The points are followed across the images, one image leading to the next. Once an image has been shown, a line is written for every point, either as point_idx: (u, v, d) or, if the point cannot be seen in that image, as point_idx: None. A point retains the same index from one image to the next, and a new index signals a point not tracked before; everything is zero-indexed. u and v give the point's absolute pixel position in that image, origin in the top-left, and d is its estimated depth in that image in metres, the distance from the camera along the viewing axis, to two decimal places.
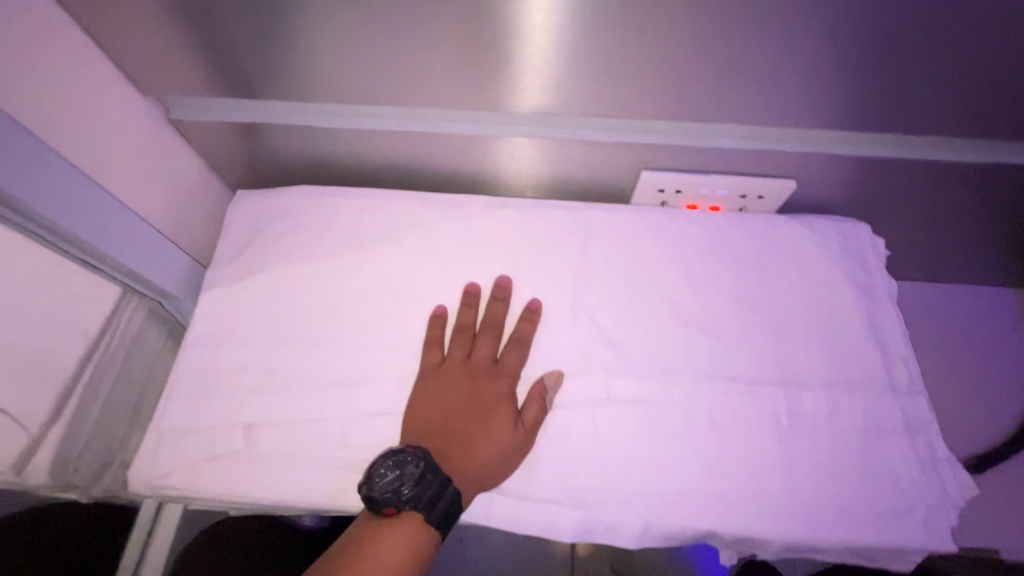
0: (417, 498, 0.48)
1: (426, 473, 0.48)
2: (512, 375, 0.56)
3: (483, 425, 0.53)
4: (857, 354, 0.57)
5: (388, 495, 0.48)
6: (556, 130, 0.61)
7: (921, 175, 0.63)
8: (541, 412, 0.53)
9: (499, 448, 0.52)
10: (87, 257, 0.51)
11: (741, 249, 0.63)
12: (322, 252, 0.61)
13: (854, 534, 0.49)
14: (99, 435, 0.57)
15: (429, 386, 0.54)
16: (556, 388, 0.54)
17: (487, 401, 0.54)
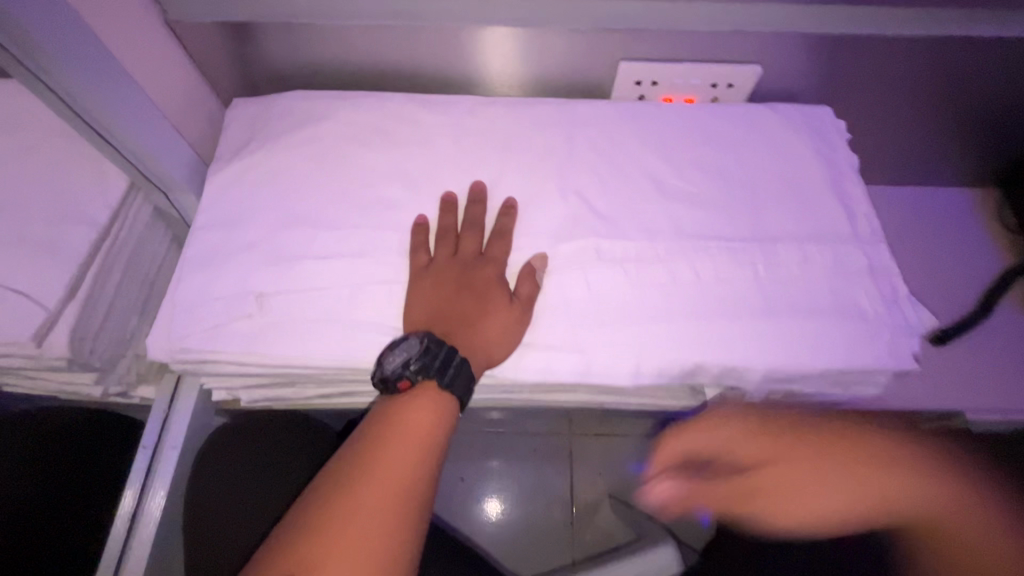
0: (433, 366, 0.50)
1: (432, 345, 0.51)
2: (500, 262, 0.57)
3: (479, 311, 0.55)
4: (824, 210, 0.61)
5: (402, 371, 0.50)
6: (537, 17, 0.64)
7: (878, 49, 0.67)
8: (534, 288, 0.55)
9: (500, 326, 0.54)
10: (102, 133, 0.53)
11: (719, 132, 0.66)
12: (316, 145, 0.63)
13: (829, 357, 0.54)
14: (112, 321, 0.58)
15: (422, 283, 0.55)
16: (544, 268, 0.56)
17: (481, 288, 0.55)
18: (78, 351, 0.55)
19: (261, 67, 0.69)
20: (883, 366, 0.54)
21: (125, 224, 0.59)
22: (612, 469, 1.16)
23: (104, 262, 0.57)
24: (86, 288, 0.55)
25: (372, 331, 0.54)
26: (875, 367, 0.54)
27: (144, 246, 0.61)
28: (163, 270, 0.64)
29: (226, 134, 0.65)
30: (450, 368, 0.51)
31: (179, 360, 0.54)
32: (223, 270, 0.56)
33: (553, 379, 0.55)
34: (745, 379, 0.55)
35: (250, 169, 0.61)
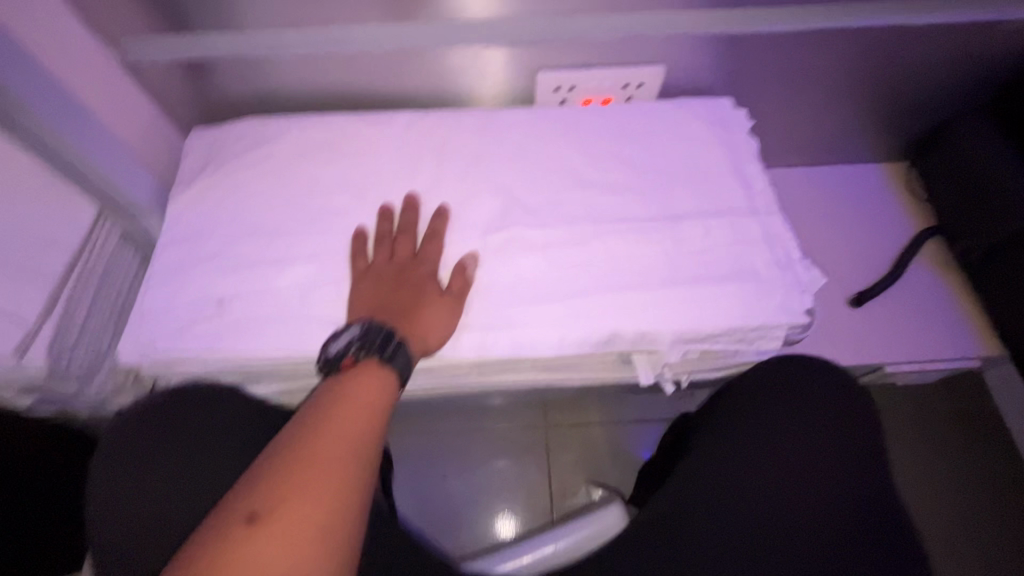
0: (373, 343, 0.56)
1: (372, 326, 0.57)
2: (432, 262, 0.63)
3: (414, 305, 0.60)
4: (723, 190, 0.69)
5: (344, 349, 0.56)
6: (460, 38, 0.71)
7: (770, 44, 0.75)
8: (464, 283, 0.62)
9: (436, 318, 0.60)
10: (68, 163, 0.60)
11: (629, 129, 0.73)
12: (266, 164, 0.70)
13: (729, 318, 0.61)
14: (87, 333, 0.66)
15: (363, 283, 0.61)
16: (475, 265, 0.63)
17: (416, 285, 0.61)
18: (56, 361, 0.62)
19: (217, 97, 0.76)
20: (780, 322, 0.62)
21: (96, 248, 0.66)
22: (585, 455, 1.22)
23: (76, 281, 0.64)
24: (62, 304, 0.62)
25: (322, 323, 0.61)
26: (772, 321, 0.61)
27: (114, 267, 0.69)
28: (134, 287, 0.71)
29: (186, 159, 0.72)
30: (391, 344, 0.56)
31: (149, 362, 0.60)
32: (187, 280, 0.62)
33: (488, 356, 0.61)
34: (657, 343, 0.62)
35: (207, 189, 0.68)
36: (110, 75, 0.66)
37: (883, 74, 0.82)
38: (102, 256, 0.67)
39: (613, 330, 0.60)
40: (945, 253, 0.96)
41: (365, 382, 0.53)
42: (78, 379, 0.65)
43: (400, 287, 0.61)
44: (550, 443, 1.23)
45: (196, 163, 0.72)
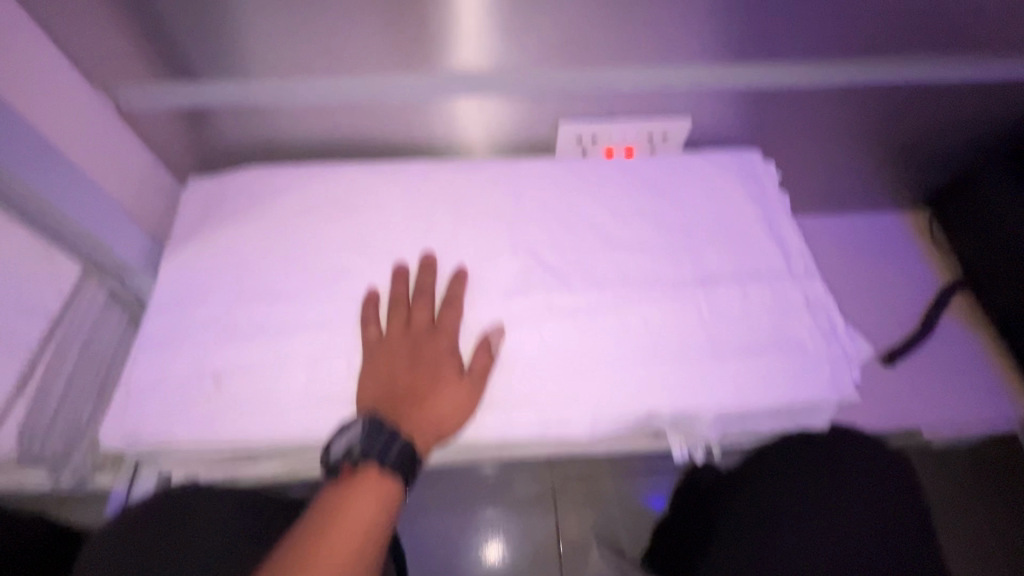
0: (373, 450, 0.51)
1: (373, 428, 0.52)
2: (451, 332, 0.58)
3: (431, 383, 0.55)
4: (760, 251, 0.65)
5: (344, 456, 0.51)
6: (475, 89, 0.68)
7: (795, 97, 0.73)
8: (488, 361, 0.56)
9: (454, 402, 0.54)
10: (38, 218, 0.55)
11: (657, 184, 0.70)
12: (270, 219, 0.65)
13: (773, 394, 0.56)
14: (64, 411, 0.59)
15: (375, 357, 0.56)
16: (501, 339, 0.58)
17: (433, 360, 0.56)
18: (27, 443, 0.57)
19: (219, 147, 0.71)
20: (827, 399, 0.57)
21: (74, 314, 0.60)
22: (599, 512, 1.13)
23: (53, 349, 0.60)
24: (36, 377, 0.58)
25: (328, 402, 0.55)
26: (819, 398, 0.57)
27: (95, 332, 0.62)
28: (118, 353, 0.64)
29: (182, 212, 0.67)
30: (392, 449, 0.51)
31: (133, 446, 0.54)
32: (180, 350, 0.57)
33: (512, 438, 0.55)
34: (696, 421, 0.57)
35: (203, 247, 0.63)
36: (103, 124, 0.62)
37: (907, 128, 0.80)
38: (83, 319, 0.61)
39: (649, 409, 0.56)
40: (974, 306, 0.92)
41: (365, 496, 0.50)
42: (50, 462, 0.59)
43: (415, 363, 0.56)
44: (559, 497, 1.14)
45: (193, 216, 0.66)
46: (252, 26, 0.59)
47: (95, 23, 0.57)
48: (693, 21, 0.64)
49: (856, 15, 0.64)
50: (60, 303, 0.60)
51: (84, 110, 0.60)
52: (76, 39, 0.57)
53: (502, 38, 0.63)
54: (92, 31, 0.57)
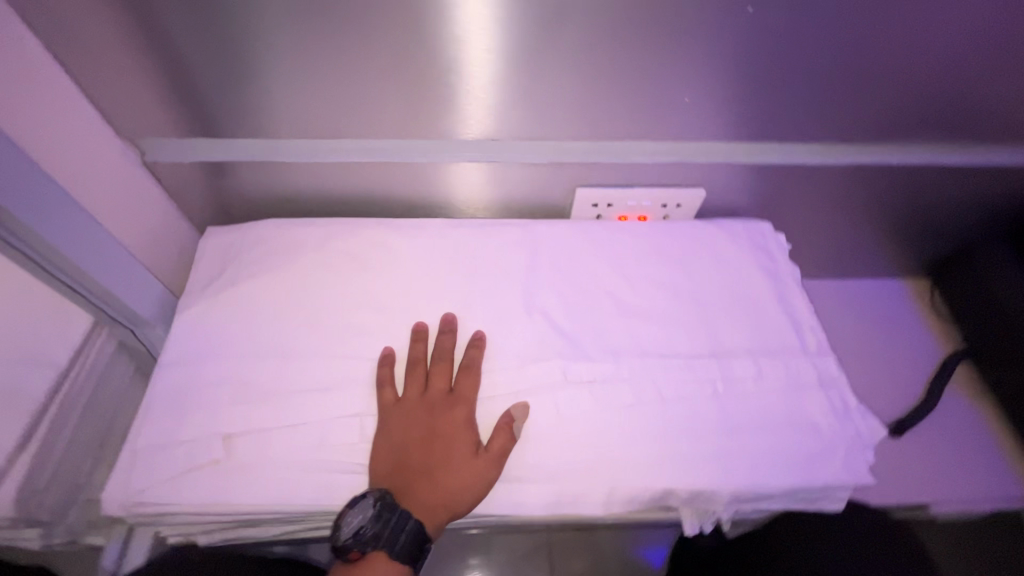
0: (383, 534, 0.51)
1: (386, 512, 0.51)
2: (468, 402, 0.57)
3: (445, 458, 0.55)
4: (772, 325, 0.66)
5: (354, 538, 0.50)
6: (493, 154, 0.70)
7: (800, 173, 0.76)
8: (508, 442, 0.54)
9: (468, 477, 0.53)
10: (58, 274, 0.54)
11: (673, 253, 0.71)
12: (289, 273, 0.65)
13: (789, 475, 0.56)
14: (63, 467, 0.59)
15: (391, 423, 0.55)
16: (523, 418, 0.57)
17: (448, 433, 0.56)
18: (23, 506, 0.56)
19: (240, 197, 0.72)
20: (842, 482, 0.57)
21: (81, 368, 0.61)
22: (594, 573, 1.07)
23: (56, 406, 0.60)
24: (38, 437, 0.58)
25: (340, 469, 0.54)
26: (835, 482, 0.56)
27: (103, 383, 0.62)
28: (122, 405, 0.64)
29: (200, 263, 0.67)
30: (402, 532, 0.51)
31: (134, 511, 0.52)
32: (191, 410, 0.55)
33: (525, 511, 0.55)
34: (711, 501, 0.56)
35: (220, 302, 0.62)
36: (128, 175, 0.63)
37: (907, 205, 0.83)
38: (91, 372, 0.61)
39: (664, 488, 0.55)
40: (975, 377, 0.94)
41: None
42: (46, 523, 0.58)
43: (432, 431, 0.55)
44: (552, 556, 1.08)
45: (210, 268, 0.67)
46: (285, 91, 0.60)
47: (132, 82, 0.58)
48: (711, 102, 0.66)
49: (864, 103, 0.67)
50: (68, 357, 0.61)
51: (112, 164, 0.61)
52: (111, 96, 0.58)
53: (527, 110, 0.65)
54: (128, 90, 0.58)
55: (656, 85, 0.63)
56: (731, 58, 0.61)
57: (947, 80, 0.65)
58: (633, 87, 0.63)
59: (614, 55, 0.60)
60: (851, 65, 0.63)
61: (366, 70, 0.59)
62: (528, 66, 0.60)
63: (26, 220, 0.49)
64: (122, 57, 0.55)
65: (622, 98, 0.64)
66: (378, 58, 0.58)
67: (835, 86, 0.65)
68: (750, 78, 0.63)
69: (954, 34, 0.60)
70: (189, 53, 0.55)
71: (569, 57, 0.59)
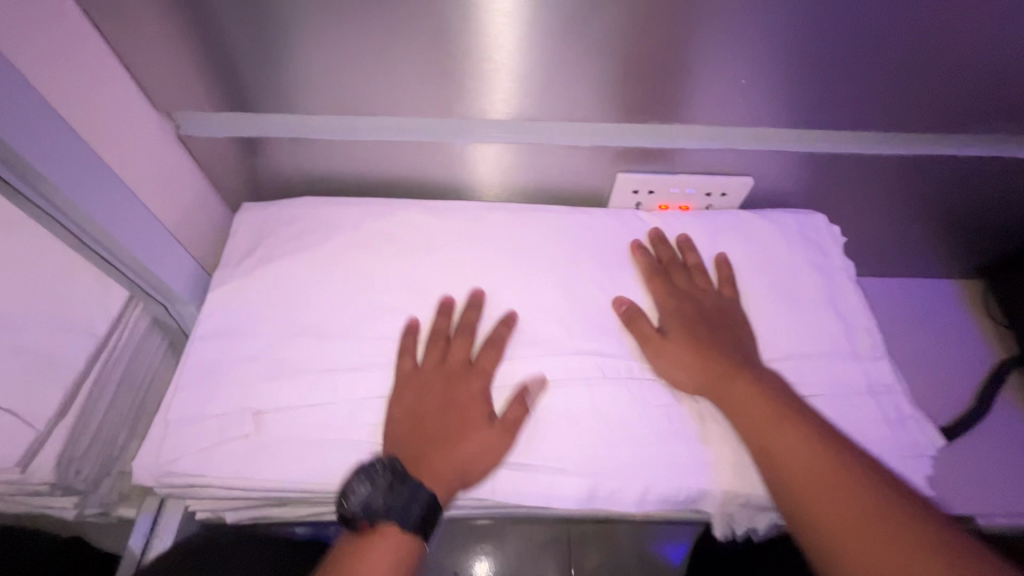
0: (391, 505, 0.50)
1: (398, 484, 0.51)
2: (487, 375, 0.57)
3: (459, 429, 0.54)
4: (824, 326, 0.63)
5: (361, 507, 0.50)
6: (531, 135, 0.67)
7: (856, 163, 0.72)
8: (523, 416, 0.54)
9: (478, 450, 0.53)
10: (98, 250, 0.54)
11: (721, 246, 0.68)
12: (323, 252, 0.64)
13: None
14: (101, 437, 0.59)
15: (408, 392, 0.55)
16: (540, 391, 0.56)
17: (464, 404, 0.55)
18: (61, 475, 0.55)
19: (274, 173, 0.71)
20: None
21: (120, 338, 0.59)
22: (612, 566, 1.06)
23: (97, 373, 0.58)
24: (77, 404, 0.57)
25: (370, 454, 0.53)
26: None
27: (140, 355, 0.62)
28: (156, 380, 0.64)
29: (233, 240, 0.66)
30: (413, 503, 0.51)
31: (165, 483, 0.52)
32: (220, 387, 0.55)
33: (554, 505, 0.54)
34: (749, 505, 0.55)
35: (251, 280, 0.61)
36: (163, 149, 0.62)
37: (968, 200, 0.78)
38: (130, 342, 0.60)
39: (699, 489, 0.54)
40: None
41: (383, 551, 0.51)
42: (81, 493, 0.58)
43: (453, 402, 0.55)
44: (570, 547, 1.07)
45: (244, 244, 0.66)
46: (322, 68, 0.58)
47: (169, 55, 0.56)
48: (768, 87, 0.62)
49: (933, 92, 0.63)
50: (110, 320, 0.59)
51: (149, 137, 0.60)
52: (145, 68, 0.57)
53: (571, 90, 0.62)
54: (165, 61, 0.57)
55: (711, 65, 0.59)
56: (794, 42, 0.57)
57: None
58: (686, 68, 0.59)
59: (670, 34, 0.56)
60: (923, 52, 0.58)
61: (406, 48, 0.57)
62: (577, 44, 0.57)
63: (64, 193, 0.48)
64: (159, 28, 0.54)
65: (672, 79, 0.61)
66: (419, 36, 0.55)
67: (905, 70, 0.60)
68: (810, 64, 0.59)
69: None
70: (226, 23, 0.53)
71: (620, 34, 0.56)
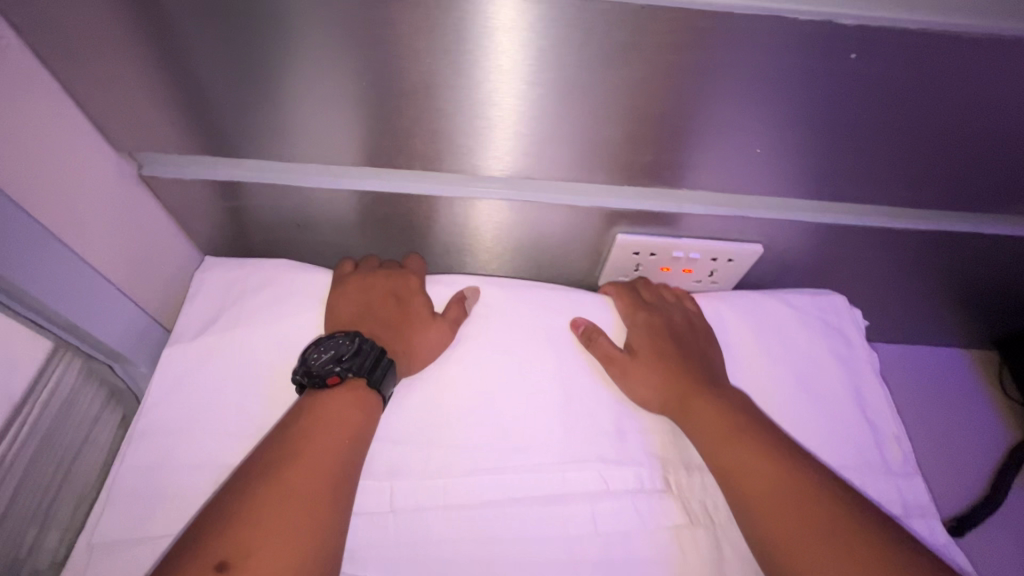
0: (357, 362, 0.51)
1: (362, 344, 0.52)
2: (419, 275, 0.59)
3: (400, 316, 0.57)
4: (850, 435, 0.58)
5: (331, 365, 0.50)
6: (536, 193, 0.61)
7: (884, 238, 0.67)
8: (460, 310, 0.57)
9: (423, 331, 0.55)
10: (34, 316, 0.46)
11: (739, 339, 0.62)
12: (291, 323, 0.56)
13: None
14: (3, 535, 0.48)
15: (348, 297, 0.57)
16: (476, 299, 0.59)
17: (406, 303, 0.57)
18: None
19: (244, 220, 0.63)
20: None
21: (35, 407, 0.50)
22: None
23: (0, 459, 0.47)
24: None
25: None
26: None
27: (64, 424, 0.52)
28: (87, 445, 0.55)
29: (190, 307, 0.56)
30: (380, 368, 0.51)
31: None
32: (159, 496, 0.46)
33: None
34: None
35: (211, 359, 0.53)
36: (123, 195, 0.54)
37: (989, 276, 0.74)
38: (52, 408, 0.51)
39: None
40: None
41: (341, 403, 0.49)
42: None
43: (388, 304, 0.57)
44: None
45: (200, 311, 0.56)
46: (311, 116, 0.52)
47: (135, 91, 0.49)
48: (799, 161, 0.57)
49: (973, 172, 0.58)
50: (26, 388, 0.49)
51: (104, 183, 0.51)
52: (105, 104, 0.49)
53: (587, 151, 0.55)
54: (129, 100, 0.49)
55: (742, 135, 0.54)
56: (834, 118, 0.52)
57: None
58: (717, 136, 0.54)
59: (702, 102, 0.50)
60: (967, 136, 0.54)
61: (407, 101, 0.50)
62: (598, 105, 0.51)
63: None
64: (123, 64, 0.47)
65: (698, 147, 0.55)
66: (423, 90, 0.49)
67: (948, 151, 0.56)
68: (847, 141, 0.54)
69: None
70: (202, 63, 0.47)
71: (648, 97, 0.50)
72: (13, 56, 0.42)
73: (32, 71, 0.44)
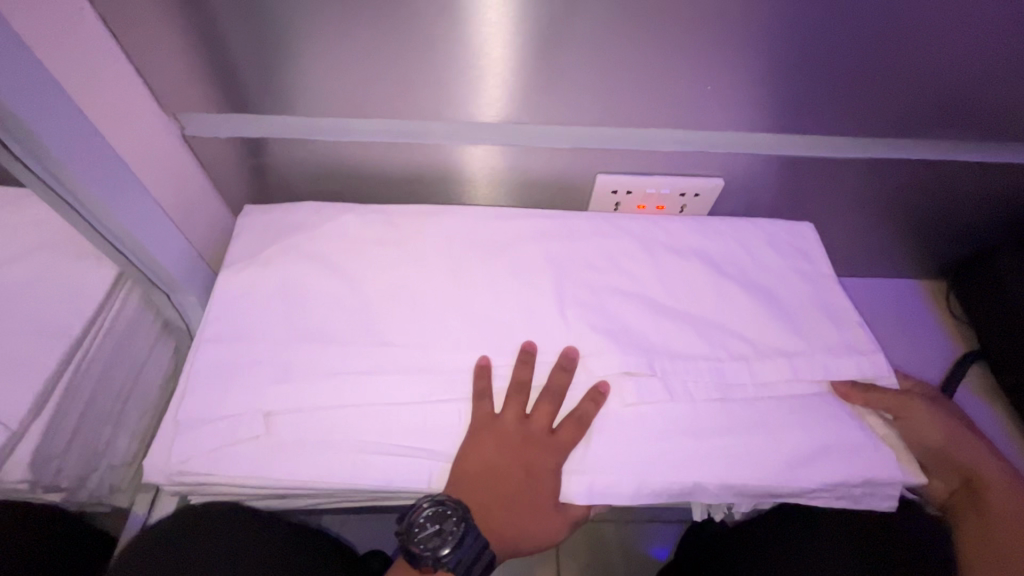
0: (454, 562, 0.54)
1: (462, 550, 0.54)
2: (563, 450, 0.57)
3: (521, 495, 0.57)
4: (810, 324, 0.66)
5: (431, 551, 0.54)
6: (521, 138, 0.70)
7: (831, 168, 0.76)
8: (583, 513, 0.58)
9: (534, 520, 0.56)
10: (102, 228, 0.58)
11: (712, 254, 0.70)
12: (321, 250, 0.65)
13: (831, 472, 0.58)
14: (85, 434, 0.64)
15: (484, 442, 0.56)
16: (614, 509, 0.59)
17: (532, 471, 0.57)
18: (40, 473, 0.59)
19: (273, 173, 0.72)
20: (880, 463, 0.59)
21: (99, 334, 0.65)
22: (599, 555, 1.12)
23: (75, 375, 0.63)
24: (51, 406, 0.60)
25: (377, 452, 0.55)
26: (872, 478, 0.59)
27: (127, 348, 0.68)
28: (148, 361, 0.71)
29: (236, 243, 0.66)
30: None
31: (176, 480, 0.54)
32: (228, 387, 0.56)
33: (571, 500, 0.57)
34: (745, 494, 0.58)
35: (255, 283, 0.62)
36: (168, 149, 0.64)
37: (931, 205, 0.83)
38: (117, 331, 0.66)
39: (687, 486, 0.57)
40: (987, 379, 0.95)
41: None
42: (66, 488, 0.63)
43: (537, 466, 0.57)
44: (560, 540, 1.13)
45: (247, 245, 0.66)
46: (325, 72, 0.60)
47: (177, 56, 0.58)
48: (745, 97, 0.66)
49: (899, 102, 0.67)
50: (94, 310, 0.64)
51: (153, 137, 0.61)
52: (154, 67, 0.58)
53: (561, 96, 0.65)
54: (171, 64, 0.59)
55: (691, 73, 0.63)
56: (767, 55, 0.61)
57: (986, 80, 0.64)
58: (668, 78, 0.63)
59: (650, 47, 0.60)
60: (886, 63, 0.62)
61: (404, 51, 0.59)
62: (565, 52, 0.60)
63: (69, 167, 0.51)
64: (166, 31, 0.56)
65: (656, 87, 0.64)
66: (416, 40, 0.58)
67: (872, 82, 0.64)
68: (785, 76, 0.64)
69: (993, 36, 0.60)
70: (231, 27, 0.55)
71: (605, 41, 0.59)
72: (84, 24, 0.52)
73: (97, 35, 0.53)
